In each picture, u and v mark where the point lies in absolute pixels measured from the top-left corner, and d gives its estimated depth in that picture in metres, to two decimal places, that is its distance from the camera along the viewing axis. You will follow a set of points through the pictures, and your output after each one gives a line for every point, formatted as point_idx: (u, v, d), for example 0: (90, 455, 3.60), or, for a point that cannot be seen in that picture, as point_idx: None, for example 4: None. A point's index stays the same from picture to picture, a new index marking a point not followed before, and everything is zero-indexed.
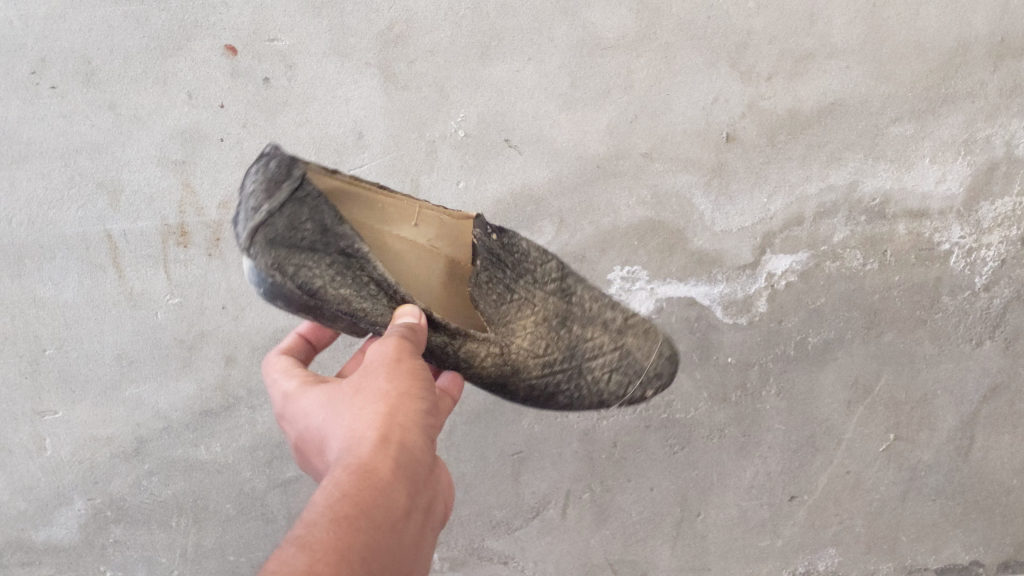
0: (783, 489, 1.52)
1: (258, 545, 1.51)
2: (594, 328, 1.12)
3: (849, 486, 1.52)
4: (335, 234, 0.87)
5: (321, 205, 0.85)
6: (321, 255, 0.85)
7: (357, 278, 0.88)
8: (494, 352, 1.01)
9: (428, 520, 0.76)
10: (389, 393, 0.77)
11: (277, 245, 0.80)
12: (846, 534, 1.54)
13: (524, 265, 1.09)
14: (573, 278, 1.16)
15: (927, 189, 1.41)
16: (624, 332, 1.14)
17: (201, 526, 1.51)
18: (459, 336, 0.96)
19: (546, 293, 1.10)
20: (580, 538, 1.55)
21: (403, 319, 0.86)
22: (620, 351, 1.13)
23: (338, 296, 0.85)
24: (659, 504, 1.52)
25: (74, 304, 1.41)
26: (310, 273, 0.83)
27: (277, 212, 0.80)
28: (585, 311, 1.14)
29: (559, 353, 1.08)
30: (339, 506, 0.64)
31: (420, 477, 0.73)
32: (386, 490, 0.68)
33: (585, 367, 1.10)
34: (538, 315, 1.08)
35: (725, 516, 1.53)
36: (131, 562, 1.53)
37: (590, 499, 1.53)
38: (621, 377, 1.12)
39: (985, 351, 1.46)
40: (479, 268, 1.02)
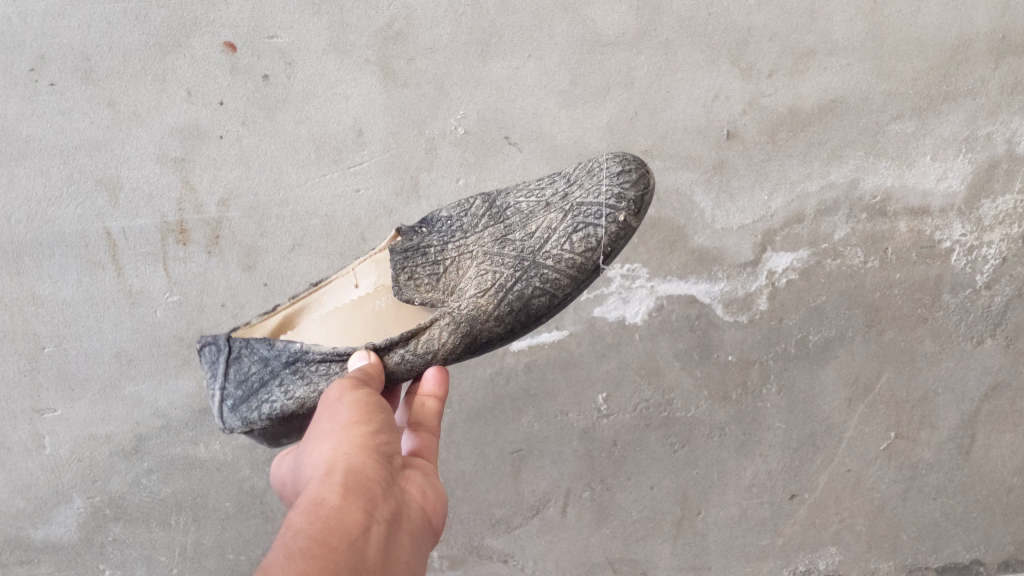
0: (784, 488, 1.52)
1: (256, 544, 1.50)
2: (538, 217, 0.98)
3: (849, 485, 1.52)
4: (275, 355, 0.95)
5: (254, 344, 0.97)
6: (272, 381, 0.95)
7: (308, 374, 0.94)
8: (443, 323, 0.95)
9: (410, 531, 0.74)
10: (334, 429, 0.77)
11: (239, 406, 0.95)
12: (846, 533, 1.54)
13: (449, 227, 1.01)
14: (504, 194, 1.02)
15: (928, 186, 1.41)
16: (568, 197, 0.97)
17: (200, 525, 1.50)
18: (409, 339, 0.94)
19: (479, 230, 1.00)
20: (580, 537, 1.55)
21: (356, 362, 0.91)
22: (568, 216, 0.96)
23: (296, 402, 0.93)
24: (660, 502, 1.52)
25: (73, 302, 1.40)
26: (267, 404, 0.93)
27: (225, 382, 0.96)
28: (525, 211, 0.99)
29: (510, 271, 0.96)
30: (294, 541, 0.63)
31: (380, 493, 0.72)
32: (339, 512, 0.67)
33: (541, 259, 0.96)
34: (479, 256, 0.98)
35: (725, 515, 1.53)
36: (130, 561, 1.53)
37: (590, 497, 1.52)
38: (583, 231, 0.94)
39: (985, 349, 1.48)
40: (398, 274, 0.98)
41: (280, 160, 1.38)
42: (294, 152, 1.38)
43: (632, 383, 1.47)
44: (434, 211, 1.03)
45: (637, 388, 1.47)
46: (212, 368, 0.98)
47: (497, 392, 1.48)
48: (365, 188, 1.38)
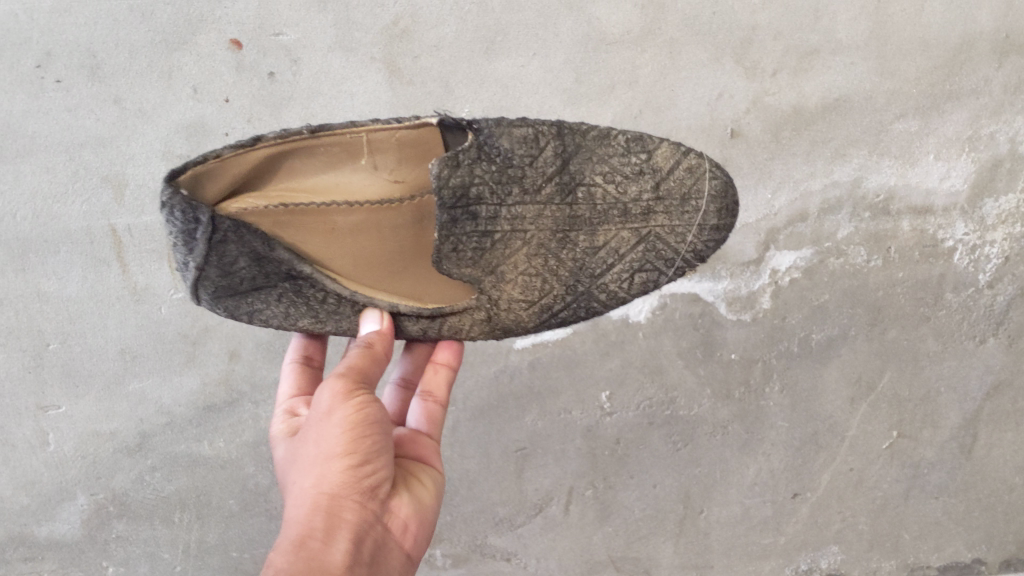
0: (787, 487, 1.52)
1: (260, 541, 1.50)
2: (609, 229, 0.90)
3: (852, 484, 1.53)
4: (272, 259, 0.83)
5: (246, 234, 0.79)
6: (267, 289, 0.85)
7: (309, 297, 0.88)
8: (479, 319, 0.93)
9: (385, 560, 0.81)
10: (318, 461, 0.79)
11: (219, 296, 0.83)
12: (848, 531, 1.56)
13: (507, 175, 0.86)
14: (578, 153, 0.88)
15: (932, 185, 1.41)
16: (651, 218, 0.89)
17: (204, 522, 1.50)
18: (437, 319, 0.92)
19: (542, 204, 0.88)
20: (583, 535, 1.55)
21: (369, 327, 0.88)
22: (640, 248, 0.90)
23: (294, 326, 0.90)
24: (663, 501, 1.53)
25: (78, 299, 1.41)
26: (260, 313, 0.87)
27: (204, 266, 0.79)
28: (600, 207, 0.89)
29: (561, 288, 0.92)
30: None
31: (361, 527, 0.79)
32: (318, 556, 0.73)
33: (596, 286, 0.93)
34: (532, 245, 0.90)
35: (728, 513, 1.54)
36: (133, 558, 1.53)
37: (593, 495, 1.52)
38: (647, 275, 0.92)
39: (987, 348, 1.49)
40: (442, 245, 0.87)
41: None
42: None
43: (635, 381, 1.47)
44: (496, 135, 0.84)
45: (641, 386, 1.47)
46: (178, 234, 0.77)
47: (501, 389, 1.48)
48: None
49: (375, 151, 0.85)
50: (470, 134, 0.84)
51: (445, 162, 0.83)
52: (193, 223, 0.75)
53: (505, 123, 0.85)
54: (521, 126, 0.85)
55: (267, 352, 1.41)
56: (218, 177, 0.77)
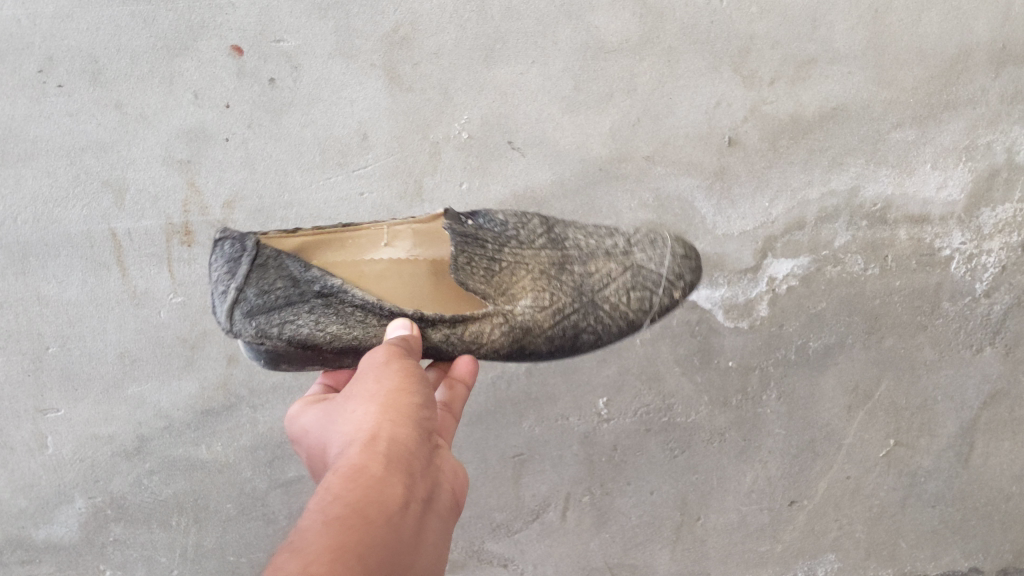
0: (784, 494, 1.53)
1: (258, 545, 1.51)
2: (598, 259, 1.09)
3: (849, 491, 1.54)
4: (307, 281, 0.97)
5: (284, 260, 0.96)
6: (299, 305, 0.96)
7: (341, 312, 0.97)
8: (499, 322, 1.02)
9: (439, 514, 0.76)
10: (375, 396, 0.80)
11: (255, 313, 0.92)
12: (845, 539, 1.56)
13: (503, 233, 1.07)
14: (559, 224, 1.13)
15: (929, 194, 1.42)
16: (631, 254, 1.10)
17: (201, 526, 1.51)
18: (459, 324, 1.00)
19: (537, 247, 1.09)
20: (580, 541, 1.56)
21: (397, 332, 0.94)
22: (628, 272, 1.08)
23: (325, 335, 0.96)
24: (659, 507, 1.53)
25: (77, 303, 1.41)
26: (292, 325, 0.94)
27: (246, 286, 0.92)
28: (585, 249, 1.10)
29: (569, 299, 1.07)
30: (332, 507, 0.65)
31: (419, 469, 0.74)
32: (379, 483, 0.68)
33: (599, 300, 1.08)
34: (535, 272, 1.07)
35: (725, 520, 1.55)
36: (130, 561, 1.53)
37: (590, 501, 1.53)
38: (641, 292, 1.08)
39: (984, 357, 1.49)
40: (457, 255, 1.00)
41: (285, 163, 1.39)
42: (298, 155, 1.39)
43: (633, 389, 1.48)
44: (490, 212, 1.09)
45: (637, 393, 1.48)
46: (228, 265, 0.95)
47: (499, 396, 1.48)
48: (368, 192, 1.39)
49: (395, 235, 1.07)
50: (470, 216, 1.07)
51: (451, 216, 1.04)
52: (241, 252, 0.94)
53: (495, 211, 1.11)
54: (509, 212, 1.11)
55: None
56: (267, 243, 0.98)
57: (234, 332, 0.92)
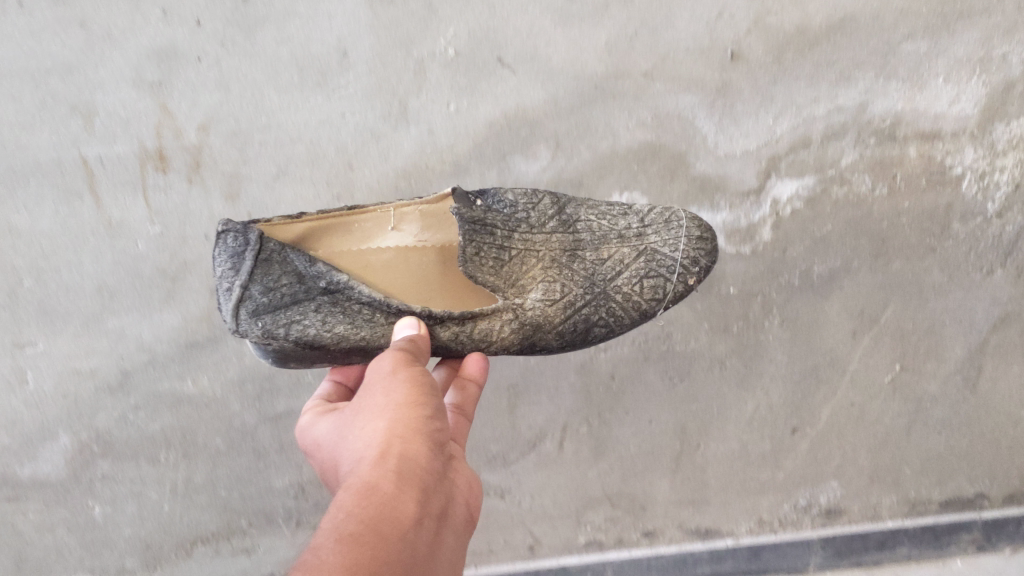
0: (786, 422, 1.51)
1: (249, 478, 1.48)
2: (611, 245, 1.12)
3: (853, 419, 1.51)
4: (312, 278, 1.00)
5: (289, 256, 1.00)
6: (304, 303, 0.99)
7: (348, 310, 1.00)
8: (508, 319, 1.06)
9: (449, 529, 0.82)
10: (388, 409, 0.85)
11: (260, 312, 0.95)
12: (849, 466, 1.55)
13: (513, 216, 1.13)
14: (571, 203, 1.16)
15: (940, 110, 1.36)
16: (644, 238, 1.13)
17: (191, 460, 1.47)
18: (468, 322, 1.04)
19: (548, 233, 1.13)
20: (578, 472, 1.53)
21: (404, 332, 0.98)
22: (642, 258, 1.11)
23: (332, 336, 0.98)
24: (658, 436, 1.51)
25: (51, 234, 1.36)
26: (298, 325, 0.96)
27: (250, 283, 0.95)
28: (597, 232, 1.14)
29: (581, 289, 1.10)
30: (345, 524, 0.72)
31: (430, 484, 0.81)
32: (390, 502, 0.75)
33: (611, 290, 1.11)
34: (545, 260, 1.11)
35: (725, 449, 1.52)
36: (120, 498, 1.49)
37: (587, 432, 1.51)
38: (655, 281, 1.11)
39: (995, 279, 1.44)
40: (466, 248, 1.07)
41: (261, 84, 1.32)
42: (275, 75, 1.32)
43: None
44: (502, 194, 1.14)
45: None
46: (231, 259, 0.96)
47: None
48: (351, 113, 1.33)
49: (402, 219, 1.10)
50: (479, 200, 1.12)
51: (462, 204, 1.09)
52: (243, 246, 0.97)
53: (505, 191, 1.15)
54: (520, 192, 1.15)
55: None
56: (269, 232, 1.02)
57: (241, 332, 0.94)
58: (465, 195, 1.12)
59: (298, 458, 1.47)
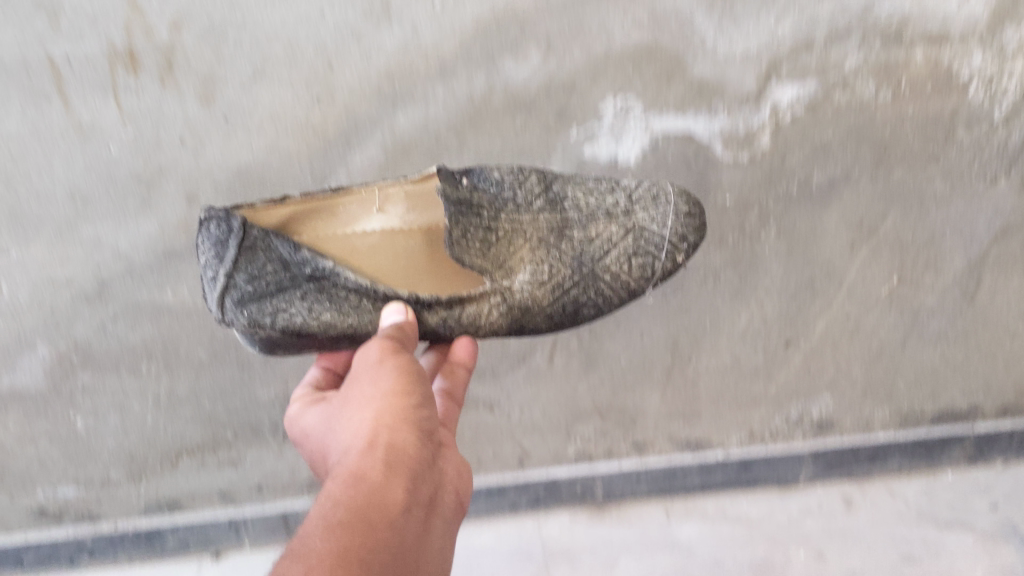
0: (779, 334, 1.48)
1: (234, 391, 1.45)
2: (598, 224, 1.16)
3: (848, 331, 1.49)
4: (297, 263, 1.04)
5: (274, 243, 1.03)
6: (291, 290, 1.04)
7: (334, 296, 1.06)
8: (497, 303, 1.12)
9: (439, 512, 0.87)
10: (374, 399, 0.90)
11: (246, 301, 1.01)
12: (841, 380, 1.53)
13: (500, 196, 1.15)
14: (557, 180, 1.19)
15: (950, 11, 1.32)
16: (631, 215, 1.17)
17: (173, 371, 1.43)
18: (456, 306, 1.10)
19: (535, 212, 1.16)
20: (568, 384, 1.51)
21: (392, 317, 1.03)
22: (629, 237, 1.16)
23: (318, 323, 1.05)
24: (650, 350, 1.48)
25: (18, 136, 1.31)
26: (284, 313, 1.03)
27: (234, 272, 1.00)
28: (584, 210, 1.18)
29: (568, 270, 1.15)
30: (335, 513, 0.77)
31: (420, 469, 0.86)
32: (380, 488, 0.80)
33: (599, 268, 1.16)
34: (533, 242, 1.14)
35: (717, 362, 1.50)
36: (102, 408, 1.46)
37: (578, 344, 1.48)
38: (643, 259, 1.16)
39: (999, 189, 1.40)
40: (454, 232, 1.08)
41: None
42: None
43: None
44: (487, 171, 1.15)
45: None
46: (215, 247, 1.01)
47: None
48: (328, 13, 1.27)
49: (387, 202, 1.16)
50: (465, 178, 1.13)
51: (447, 183, 1.10)
52: (227, 232, 1.00)
53: (492, 167, 1.17)
54: (506, 169, 1.17)
55: (230, 194, 1.32)
56: (255, 216, 1.09)
57: (228, 319, 1.02)
58: (453, 172, 1.12)
59: (282, 369, 1.43)
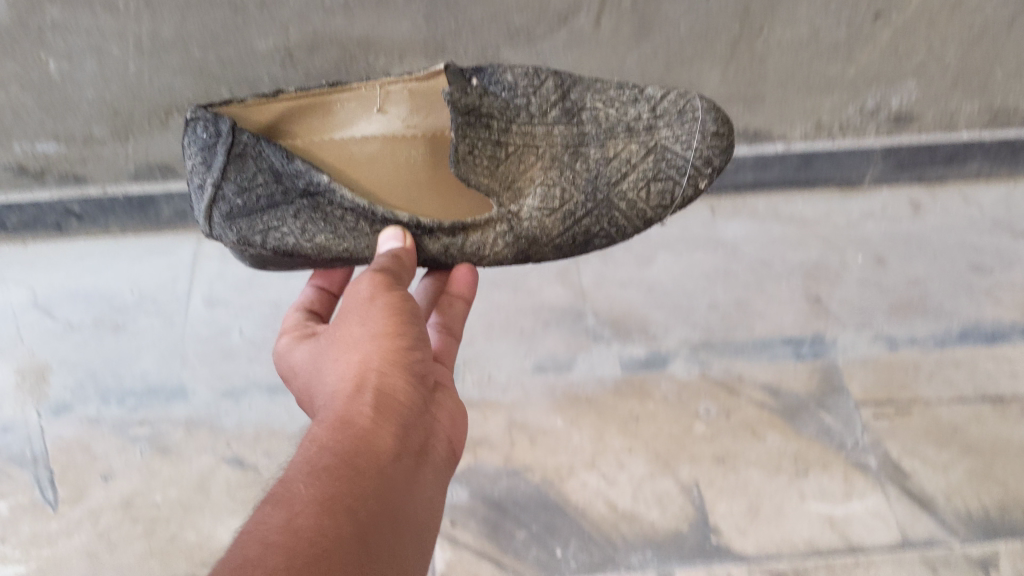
0: (869, 6, 1.24)
1: (228, 39, 1.22)
2: (617, 141, 0.98)
3: (949, 5, 1.25)
4: (290, 176, 0.95)
5: (265, 149, 0.94)
6: (283, 206, 0.96)
7: (329, 216, 0.97)
8: (501, 230, 0.99)
9: (431, 464, 0.79)
10: (364, 340, 0.82)
11: (235, 215, 0.95)
12: (931, 65, 1.35)
13: (511, 102, 0.98)
14: (578, 84, 1.00)
15: None
16: (655, 130, 0.98)
17: (156, 11, 1.17)
18: (460, 233, 0.99)
19: (550, 124, 0.99)
20: (616, 55, 1.30)
21: (389, 245, 0.94)
22: (650, 157, 0.98)
23: (314, 244, 0.98)
24: (716, 15, 1.24)
25: None
26: (276, 233, 0.97)
27: (223, 182, 0.93)
28: (604, 123, 0.99)
29: (582, 196, 0.99)
30: (320, 458, 0.68)
31: (410, 417, 0.78)
32: (366, 435, 0.72)
33: (615, 194, 0.99)
34: (546, 159, 0.98)
35: (793, 35, 1.28)
36: (78, 52, 1.21)
37: (631, 5, 1.22)
38: (663, 185, 0.98)
39: None
40: (461, 147, 0.94)
41: None
42: None
43: None
44: (499, 71, 0.97)
45: None
46: (201, 154, 0.94)
47: None
48: None
49: (389, 101, 1.04)
50: (472, 77, 0.96)
51: (454, 86, 0.94)
52: (214, 136, 0.93)
53: (504, 66, 0.98)
54: (522, 68, 0.99)
55: None
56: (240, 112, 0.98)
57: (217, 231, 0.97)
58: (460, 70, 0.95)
59: (282, 17, 1.20)
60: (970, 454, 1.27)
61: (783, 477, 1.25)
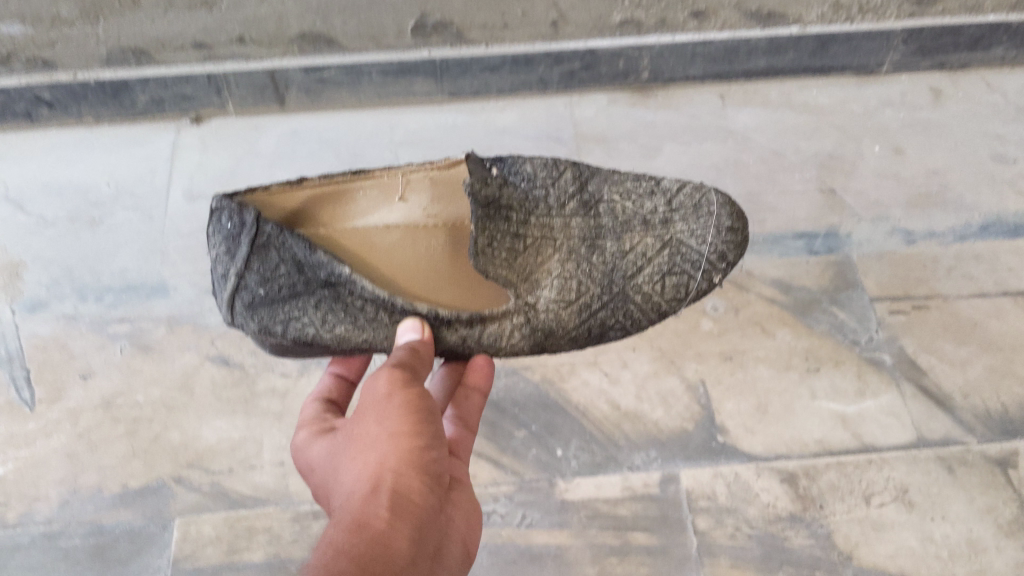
0: None
1: None
2: (634, 235, 0.86)
3: None
4: (313, 267, 0.80)
5: (290, 239, 0.79)
6: (304, 297, 0.81)
7: (351, 308, 0.81)
8: (518, 324, 0.84)
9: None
10: (380, 438, 0.66)
11: (257, 305, 0.80)
12: None
13: (529, 194, 0.88)
14: (595, 176, 0.90)
15: None
16: (671, 224, 0.87)
17: None
18: (477, 325, 0.84)
19: (567, 216, 0.88)
20: None
21: (406, 337, 0.79)
22: (666, 251, 0.86)
23: (333, 337, 0.82)
24: None
25: None
26: (296, 324, 0.80)
27: (245, 273, 0.78)
28: (620, 216, 0.87)
29: (598, 288, 0.86)
30: (333, 562, 0.53)
31: (429, 524, 0.62)
32: (384, 540, 0.57)
33: (631, 288, 0.86)
34: (563, 252, 0.86)
35: None
36: None
37: None
38: (679, 279, 0.86)
39: None
40: (477, 240, 0.83)
41: None
42: None
43: None
44: (519, 163, 0.89)
45: None
46: (227, 243, 0.80)
47: None
48: None
49: (409, 189, 0.91)
50: (494, 168, 0.88)
51: (474, 176, 0.85)
52: (240, 226, 0.79)
53: (524, 156, 0.90)
54: (541, 158, 0.90)
55: None
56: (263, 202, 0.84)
57: (238, 321, 0.82)
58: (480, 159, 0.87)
59: None
60: (989, 351, 1.21)
61: (794, 374, 1.19)
